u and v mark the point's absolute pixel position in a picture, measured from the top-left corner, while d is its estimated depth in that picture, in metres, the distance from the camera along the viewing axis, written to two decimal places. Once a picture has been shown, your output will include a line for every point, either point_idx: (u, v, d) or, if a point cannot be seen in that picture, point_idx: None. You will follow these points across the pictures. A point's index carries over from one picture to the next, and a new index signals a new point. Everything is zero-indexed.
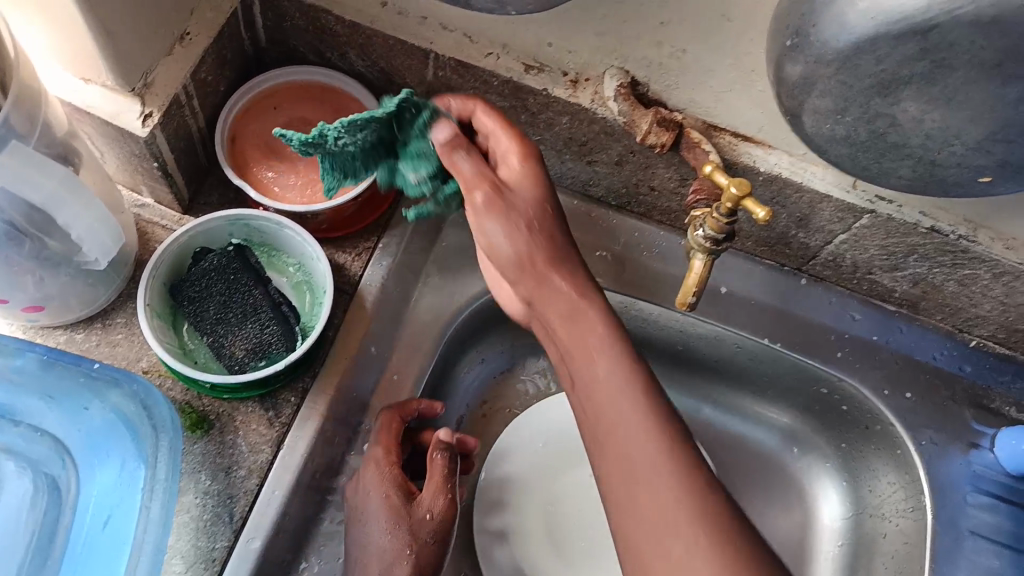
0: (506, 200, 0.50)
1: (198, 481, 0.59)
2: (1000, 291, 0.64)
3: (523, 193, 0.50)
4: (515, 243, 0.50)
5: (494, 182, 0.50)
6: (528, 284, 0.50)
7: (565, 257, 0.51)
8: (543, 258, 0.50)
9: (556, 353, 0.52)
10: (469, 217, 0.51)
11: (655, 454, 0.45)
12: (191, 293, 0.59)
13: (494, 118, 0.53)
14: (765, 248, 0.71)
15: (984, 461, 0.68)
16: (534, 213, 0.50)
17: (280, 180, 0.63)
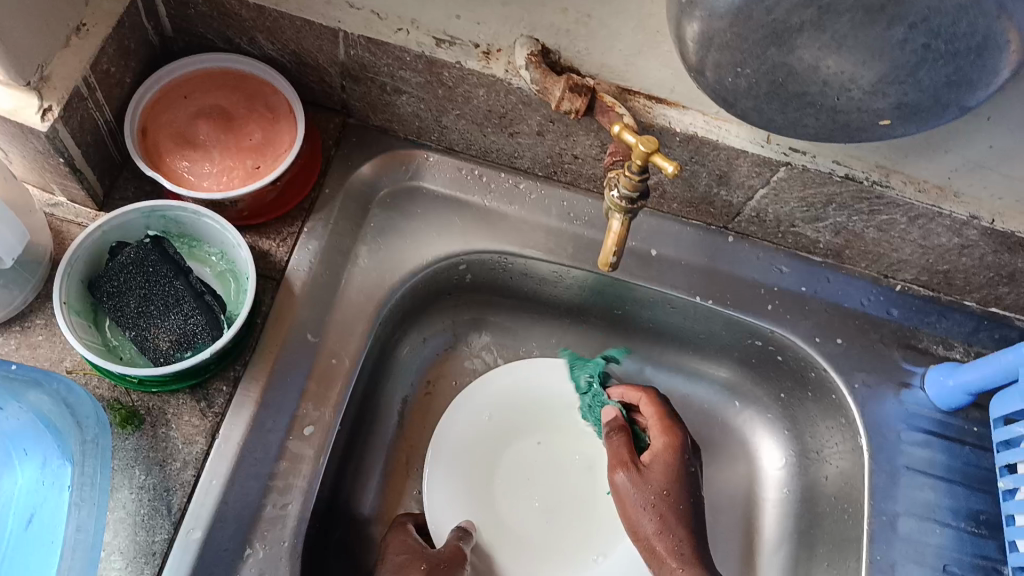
0: (656, 463, 0.70)
1: (132, 476, 0.58)
2: (918, 232, 0.67)
3: (658, 467, 0.70)
4: (654, 512, 0.69)
5: (631, 462, 0.70)
6: (663, 541, 0.68)
7: (684, 526, 0.69)
8: (676, 518, 0.69)
9: None
10: (626, 487, 0.70)
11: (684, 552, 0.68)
12: (109, 288, 0.59)
13: (655, 411, 0.73)
14: (690, 208, 0.73)
15: (916, 400, 0.74)
16: (667, 478, 0.70)
17: (196, 169, 0.63)
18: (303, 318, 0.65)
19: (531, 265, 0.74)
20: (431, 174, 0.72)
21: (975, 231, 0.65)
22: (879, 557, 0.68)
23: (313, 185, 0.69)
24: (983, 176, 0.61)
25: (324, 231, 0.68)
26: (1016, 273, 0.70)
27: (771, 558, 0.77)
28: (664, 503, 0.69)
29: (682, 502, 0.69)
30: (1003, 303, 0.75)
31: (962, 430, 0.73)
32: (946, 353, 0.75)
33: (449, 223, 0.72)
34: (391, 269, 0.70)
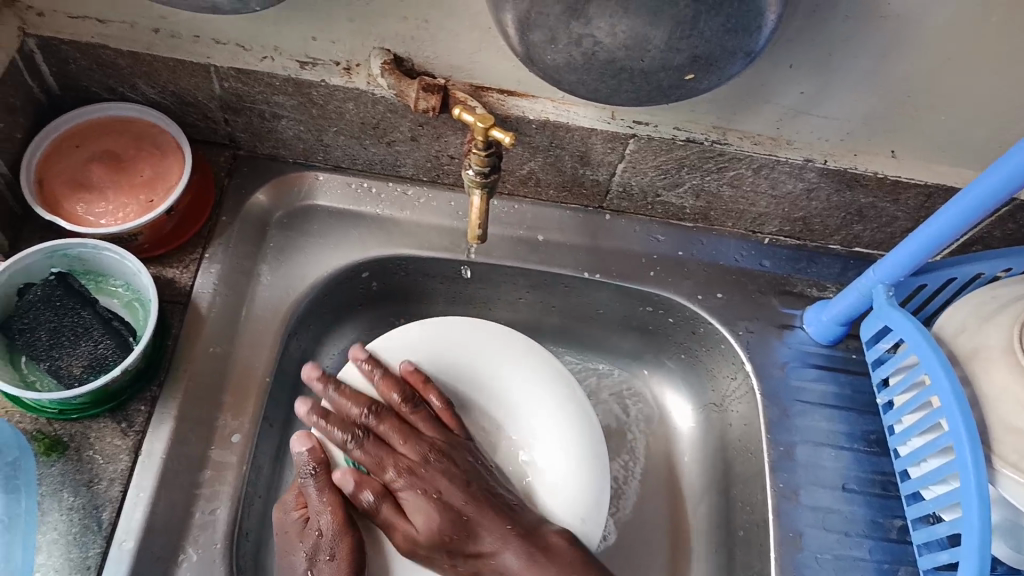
0: (409, 494, 0.65)
1: (61, 499, 0.61)
2: (766, 183, 0.75)
3: (427, 476, 0.66)
4: (431, 522, 0.64)
5: (399, 516, 0.64)
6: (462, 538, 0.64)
7: (457, 512, 0.64)
8: (458, 511, 0.64)
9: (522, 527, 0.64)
10: (409, 499, 0.65)
11: (488, 521, 0.64)
12: (21, 326, 0.63)
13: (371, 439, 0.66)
14: (565, 192, 0.79)
15: (800, 339, 0.79)
16: (429, 503, 0.64)
17: (93, 209, 0.67)
18: (212, 336, 0.70)
19: (429, 264, 0.79)
20: (325, 192, 0.78)
21: (814, 173, 0.72)
22: (784, 484, 0.72)
23: (210, 214, 0.74)
24: (805, 121, 0.68)
25: (225, 255, 0.73)
26: (862, 210, 0.77)
27: (696, 507, 0.81)
28: (455, 535, 0.63)
29: (450, 502, 0.65)
30: (862, 242, 0.82)
31: (844, 359, 0.79)
32: (820, 294, 0.82)
33: (347, 235, 0.77)
34: (295, 282, 0.75)
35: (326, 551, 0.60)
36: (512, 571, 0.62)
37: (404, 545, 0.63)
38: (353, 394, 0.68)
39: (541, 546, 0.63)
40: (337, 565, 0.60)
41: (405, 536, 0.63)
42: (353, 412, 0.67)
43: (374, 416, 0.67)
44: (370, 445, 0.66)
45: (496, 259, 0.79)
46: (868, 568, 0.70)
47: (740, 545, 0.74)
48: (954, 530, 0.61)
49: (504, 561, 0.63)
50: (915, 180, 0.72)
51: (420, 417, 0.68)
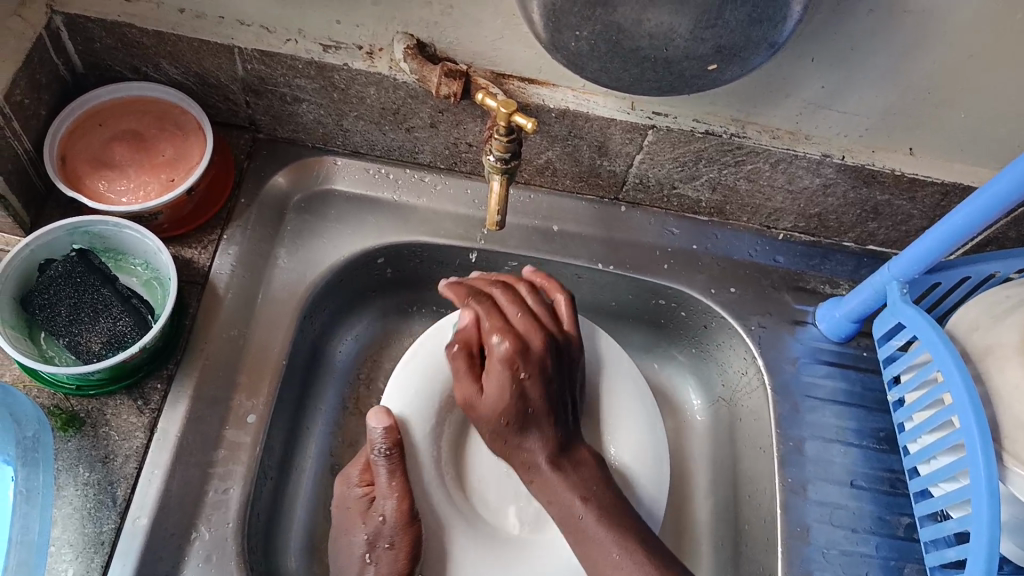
0: (494, 363, 0.65)
1: (76, 474, 0.61)
2: (783, 178, 0.75)
3: (494, 382, 0.65)
4: (502, 392, 0.64)
5: (473, 382, 0.66)
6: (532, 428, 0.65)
7: (543, 411, 0.65)
8: (534, 393, 0.65)
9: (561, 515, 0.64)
10: (495, 364, 0.65)
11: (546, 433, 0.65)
12: (41, 301, 0.63)
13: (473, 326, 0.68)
14: (582, 183, 0.80)
15: (812, 336, 0.80)
16: (499, 398, 0.64)
17: (114, 187, 0.68)
18: (228, 316, 0.70)
19: (444, 252, 0.80)
20: (343, 177, 0.79)
21: (831, 169, 0.73)
22: (792, 478, 0.73)
23: (229, 195, 0.74)
24: (824, 116, 0.68)
25: (243, 237, 0.73)
26: (878, 207, 0.77)
27: (705, 501, 0.81)
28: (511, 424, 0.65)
29: (523, 391, 0.65)
30: (877, 241, 0.83)
31: (856, 357, 0.79)
32: (833, 291, 0.82)
33: (363, 220, 0.78)
34: (311, 265, 0.75)
35: (386, 540, 0.61)
36: (541, 472, 0.65)
37: (477, 419, 0.66)
38: (476, 311, 0.69)
39: (571, 460, 0.66)
40: (394, 553, 0.60)
41: (468, 396, 0.66)
42: (491, 292, 0.70)
43: (486, 314, 0.68)
44: (477, 318, 0.69)
45: (511, 248, 0.79)
46: (874, 564, 0.70)
47: (748, 537, 0.75)
48: (962, 527, 0.62)
49: (539, 460, 0.65)
50: (933, 178, 0.72)
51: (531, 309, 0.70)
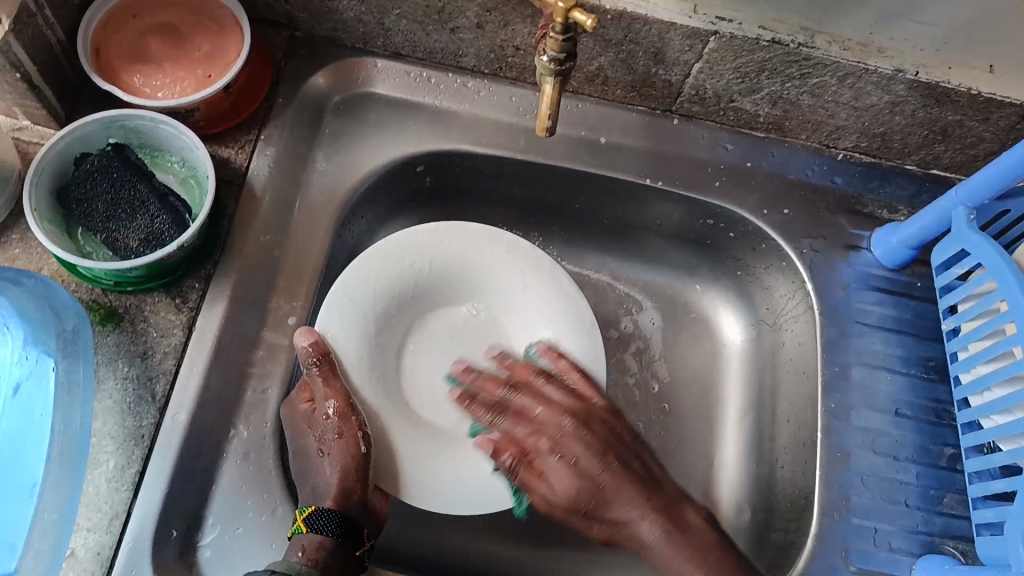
0: (524, 473, 0.59)
1: (116, 368, 0.61)
2: (849, 93, 0.70)
3: (570, 450, 0.59)
4: (568, 486, 0.59)
5: (537, 477, 0.59)
6: (603, 524, 0.60)
7: (616, 477, 0.59)
8: (608, 486, 0.59)
9: (647, 514, 0.59)
10: (550, 456, 0.59)
11: (624, 495, 0.59)
12: (78, 195, 0.62)
13: (562, 393, 0.62)
14: (634, 92, 0.76)
15: (866, 261, 0.76)
16: (594, 466, 0.59)
17: (150, 82, 0.66)
18: (266, 219, 0.69)
19: (486, 162, 0.77)
20: (382, 79, 0.75)
21: (901, 86, 0.68)
22: (835, 405, 0.71)
23: (267, 95, 0.72)
24: (900, 26, 0.63)
25: (280, 137, 0.71)
26: (947, 128, 0.72)
27: (739, 424, 0.80)
28: (605, 471, 0.59)
29: (590, 471, 0.59)
30: (941, 164, 0.78)
31: (910, 285, 0.76)
32: (891, 216, 0.78)
33: (403, 125, 0.75)
34: (349, 171, 0.73)
35: (334, 433, 0.60)
36: (651, 545, 0.59)
37: (545, 505, 0.60)
38: (490, 375, 0.64)
39: (677, 521, 0.59)
40: (344, 444, 0.60)
41: (541, 497, 0.59)
42: (492, 393, 0.63)
43: (473, 402, 0.63)
44: (553, 409, 0.61)
45: (556, 161, 0.76)
46: (912, 493, 0.68)
47: (784, 462, 0.74)
48: (1011, 459, 0.59)
49: (637, 527, 0.59)
50: (1012, 98, 0.66)
51: (549, 384, 0.63)
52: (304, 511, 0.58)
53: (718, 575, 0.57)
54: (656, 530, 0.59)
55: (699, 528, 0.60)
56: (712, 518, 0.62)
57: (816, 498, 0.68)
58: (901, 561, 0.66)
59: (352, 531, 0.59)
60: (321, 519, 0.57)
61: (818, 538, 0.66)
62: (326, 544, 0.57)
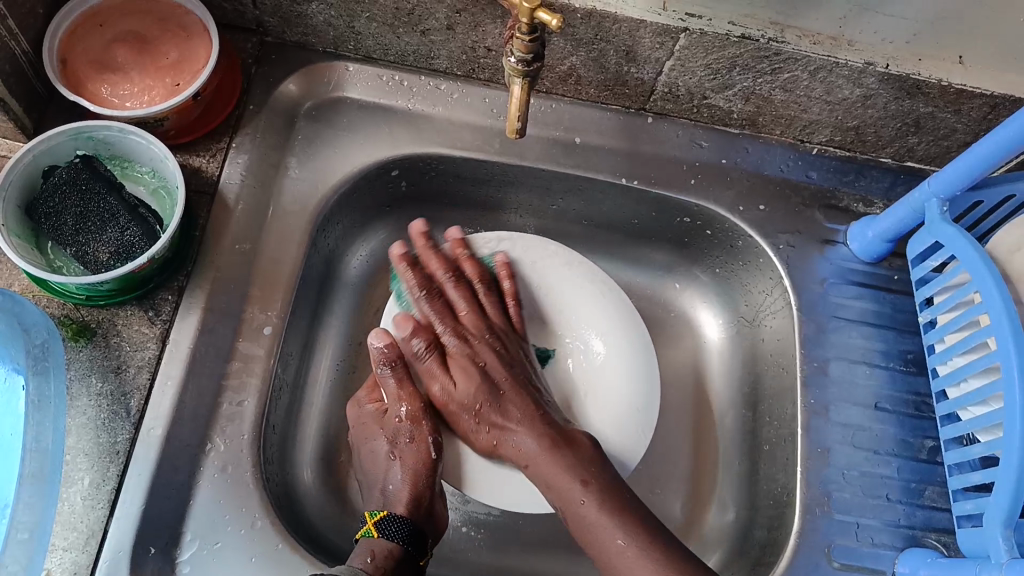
0: (455, 365, 0.67)
1: (89, 384, 0.60)
2: (821, 87, 0.70)
3: (455, 370, 0.67)
4: (469, 386, 0.66)
5: (443, 373, 0.67)
6: (488, 430, 0.65)
7: (480, 392, 0.66)
8: (496, 395, 0.66)
9: (535, 431, 0.63)
10: (453, 365, 0.68)
11: (522, 409, 0.65)
12: (46, 210, 0.61)
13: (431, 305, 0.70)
14: (607, 91, 0.76)
15: (842, 256, 0.77)
16: (490, 377, 0.67)
17: (117, 91, 0.65)
18: (239, 229, 0.68)
19: (461, 165, 0.77)
20: (354, 84, 0.75)
21: (873, 78, 0.68)
22: (815, 399, 0.71)
23: (237, 102, 0.71)
24: (870, 19, 0.63)
25: (252, 145, 0.71)
26: (920, 120, 0.73)
27: (721, 420, 0.80)
28: (481, 400, 0.65)
29: (494, 376, 0.67)
30: (915, 157, 0.79)
31: (886, 279, 0.77)
32: (866, 210, 0.79)
33: (376, 130, 0.75)
34: (323, 177, 0.72)
35: (405, 436, 0.64)
36: (529, 455, 0.63)
37: (443, 400, 0.67)
38: (511, 291, 0.72)
39: (566, 440, 0.63)
40: (415, 450, 0.64)
41: (442, 388, 0.67)
42: (434, 270, 0.71)
43: (454, 280, 0.71)
44: (475, 317, 0.70)
45: (532, 161, 0.76)
46: (894, 485, 0.69)
47: (766, 457, 0.74)
48: (989, 450, 0.60)
49: (527, 446, 0.63)
50: (982, 89, 0.67)
51: (457, 295, 0.71)
52: (375, 516, 0.60)
53: (597, 491, 0.60)
54: (540, 443, 0.62)
55: (586, 447, 0.63)
56: (600, 444, 0.65)
57: (799, 494, 0.68)
58: (884, 554, 0.66)
59: (419, 542, 0.60)
60: (390, 527, 0.59)
61: (801, 534, 0.66)
62: (395, 551, 0.58)
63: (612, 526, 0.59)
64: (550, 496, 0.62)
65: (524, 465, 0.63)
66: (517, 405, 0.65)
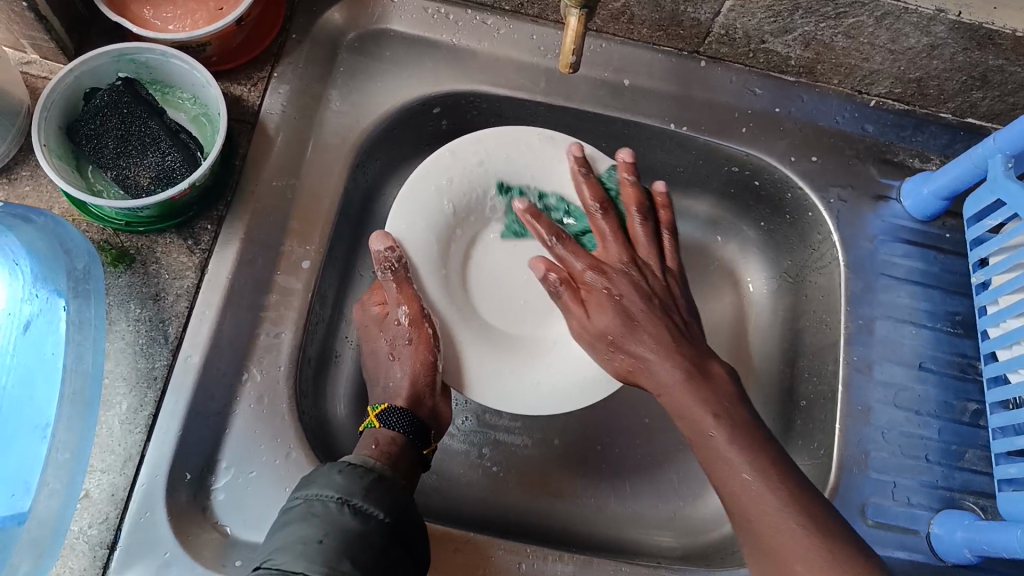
0: (591, 300, 0.64)
1: (128, 310, 0.60)
2: (886, 35, 0.67)
3: (620, 280, 0.64)
4: (607, 312, 0.63)
5: (576, 304, 0.64)
6: (625, 358, 0.62)
7: (647, 315, 0.63)
8: (640, 318, 0.63)
9: (688, 350, 0.62)
10: (587, 275, 0.65)
11: (652, 334, 0.62)
12: (87, 131, 0.60)
13: (608, 225, 0.67)
14: (661, 32, 0.73)
15: (894, 213, 0.74)
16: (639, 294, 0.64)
17: (160, 14, 0.63)
18: (279, 160, 0.67)
19: (506, 104, 0.75)
20: (398, 16, 0.72)
21: (942, 27, 0.64)
22: (857, 357, 0.69)
23: (278, 30, 0.69)
24: None
25: (293, 75, 0.69)
26: (987, 74, 0.69)
27: (758, 375, 0.79)
28: (643, 311, 0.63)
29: (632, 308, 0.63)
30: (978, 113, 0.75)
31: (938, 238, 0.74)
32: (922, 166, 0.76)
33: (420, 65, 0.73)
34: (365, 111, 0.71)
35: (404, 338, 0.61)
36: (667, 385, 0.61)
37: (577, 331, 0.64)
38: (596, 184, 0.67)
39: (702, 373, 0.61)
40: (415, 350, 0.62)
41: (578, 322, 0.64)
42: (542, 234, 0.65)
43: (602, 211, 0.67)
44: (621, 248, 0.66)
45: (579, 103, 0.74)
46: (934, 448, 0.68)
47: (803, 415, 0.73)
48: None
49: (653, 370, 0.61)
50: None
51: (603, 224, 0.67)
52: (378, 408, 0.60)
53: (729, 423, 0.58)
54: (677, 373, 0.61)
55: (720, 382, 0.61)
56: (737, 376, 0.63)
57: (835, 453, 0.67)
58: (920, 516, 0.65)
59: (422, 432, 0.60)
60: (391, 417, 0.59)
61: (836, 491, 0.65)
62: (398, 439, 0.58)
63: (740, 459, 0.56)
64: (682, 424, 0.60)
65: (658, 396, 0.61)
66: (647, 324, 0.63)
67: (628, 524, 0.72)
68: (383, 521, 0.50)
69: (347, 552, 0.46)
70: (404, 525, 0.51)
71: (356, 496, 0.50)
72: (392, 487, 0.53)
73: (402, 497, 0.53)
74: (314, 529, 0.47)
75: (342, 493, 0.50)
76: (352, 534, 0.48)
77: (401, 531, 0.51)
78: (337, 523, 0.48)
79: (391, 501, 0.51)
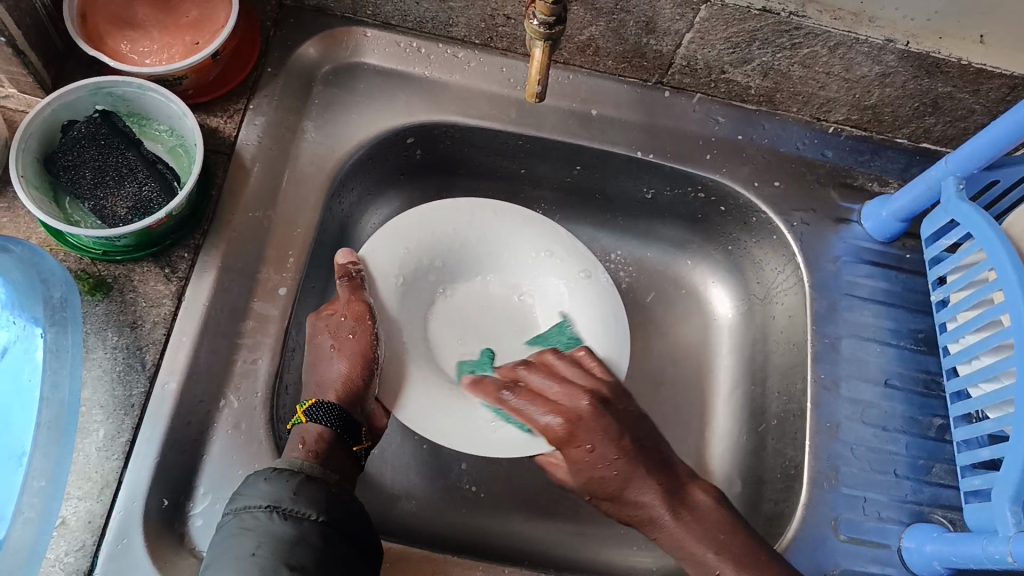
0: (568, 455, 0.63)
1: (105, 338, 0.61)
2: (840, 64, 0.70)
3: (585, 433, 0.62)
4: (613, 464, 0.62)
5: (579, 452, 0.62)
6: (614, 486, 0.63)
7: (598, 441, 0.62)
8: (614, 454, 0.62)
9: (617, 486, 0.63)
10: (563, 426, 0.62)
11: (625, 464, 0.62)
12: (65, 163, 0.61)
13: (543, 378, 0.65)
14: (625, 64, 0.75)
15: (856, 235, 0.77)
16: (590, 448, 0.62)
17: (137, 49, 0.65)
18: (256, 189, 0.68)
19: (477, 134, 0.77)
20: (372, 50, 0.75)
21: (892, 56, 0.67)
22: (824, 374, 0.71)
23: (255, 64, 0.71)
24: None
25: (269, 107, 0.71)
26: (938, 100, 0.72)
27: (730, 396, 0.80)
28: (598, 447, 0.62)
29: (607, 456, 0.62)
30: (931, 138, 0.79)
31: (899, 258, 0.77)
32: (880, 189, 0.79)
33: (393, 97, 0.75)
34: (340, 141, 0.72)
35: (347, 330, 0.64)
36: (665, 527, 0.62)
37: (586, 485, 0.64)
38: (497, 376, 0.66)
39: (688, 504, 0.62)
40: (357, 342, 0.64)
41: (591, 479, 0.63)
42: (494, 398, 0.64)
43: (524, 369, 0.66)
44: (562, 390, 0.63)
45: (548, 132, 0.76)
46: (901, 463, 0.69)
47: (773, 433, 0.75)
48: (999, 427, 0.60)
49: (660, 514, 0.62)
50: (1001, 69, 0.66)
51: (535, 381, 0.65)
52: (306, 404, 0.61)
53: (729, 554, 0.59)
54: (668, 513, 0.62)
55: (708, 508, 0.62)
56: (720, 495, 0.64)
57: (806, 469, 0.68)
58: (890, 530, 0.67)
59: (350, 428, 0.62)
60: (320, 414, 0.61)
61: (807, 508, 0.66)
62: (326, 436, 0.60)
63: None
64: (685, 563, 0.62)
65: (660, 537, 0.62)
66: (627, 469, 0.62)
67: (605, 545, 0.73)
68: (318, 520, 0.52)
69: (282, 558, 0.49)
70: (342, 519, 0.54)
71: (285, 501, 0.52)
72: (322, 486, 0.55)
73: (336, 495, 0.55)
74: (248, 541, 0.50)
75: (270, 499, 0.52)
76: (285, 538, 0.50)
77: (339, 525, 0.53)
78: (270, 532, 0.51)
79: (324, 499, 0.54)
